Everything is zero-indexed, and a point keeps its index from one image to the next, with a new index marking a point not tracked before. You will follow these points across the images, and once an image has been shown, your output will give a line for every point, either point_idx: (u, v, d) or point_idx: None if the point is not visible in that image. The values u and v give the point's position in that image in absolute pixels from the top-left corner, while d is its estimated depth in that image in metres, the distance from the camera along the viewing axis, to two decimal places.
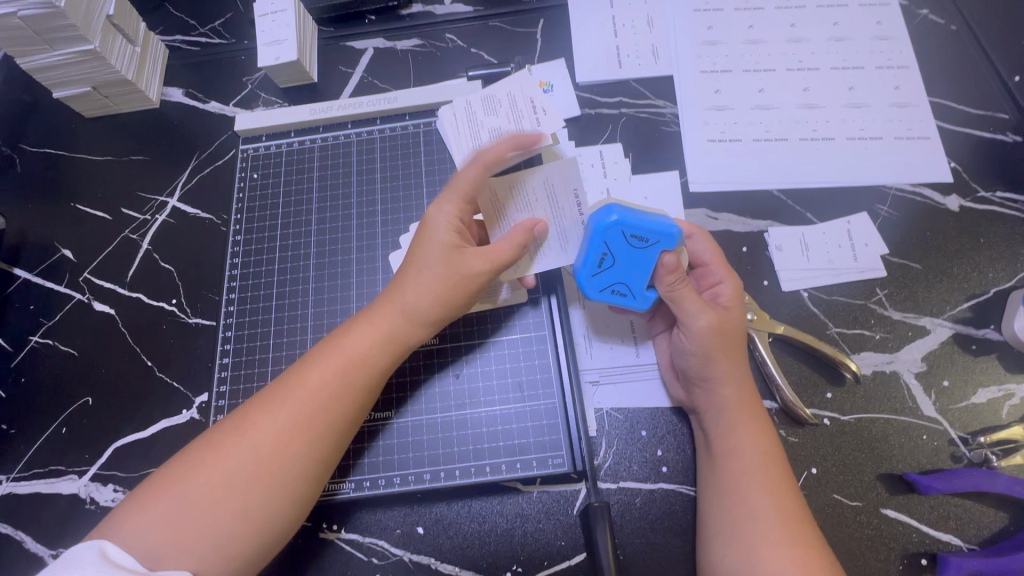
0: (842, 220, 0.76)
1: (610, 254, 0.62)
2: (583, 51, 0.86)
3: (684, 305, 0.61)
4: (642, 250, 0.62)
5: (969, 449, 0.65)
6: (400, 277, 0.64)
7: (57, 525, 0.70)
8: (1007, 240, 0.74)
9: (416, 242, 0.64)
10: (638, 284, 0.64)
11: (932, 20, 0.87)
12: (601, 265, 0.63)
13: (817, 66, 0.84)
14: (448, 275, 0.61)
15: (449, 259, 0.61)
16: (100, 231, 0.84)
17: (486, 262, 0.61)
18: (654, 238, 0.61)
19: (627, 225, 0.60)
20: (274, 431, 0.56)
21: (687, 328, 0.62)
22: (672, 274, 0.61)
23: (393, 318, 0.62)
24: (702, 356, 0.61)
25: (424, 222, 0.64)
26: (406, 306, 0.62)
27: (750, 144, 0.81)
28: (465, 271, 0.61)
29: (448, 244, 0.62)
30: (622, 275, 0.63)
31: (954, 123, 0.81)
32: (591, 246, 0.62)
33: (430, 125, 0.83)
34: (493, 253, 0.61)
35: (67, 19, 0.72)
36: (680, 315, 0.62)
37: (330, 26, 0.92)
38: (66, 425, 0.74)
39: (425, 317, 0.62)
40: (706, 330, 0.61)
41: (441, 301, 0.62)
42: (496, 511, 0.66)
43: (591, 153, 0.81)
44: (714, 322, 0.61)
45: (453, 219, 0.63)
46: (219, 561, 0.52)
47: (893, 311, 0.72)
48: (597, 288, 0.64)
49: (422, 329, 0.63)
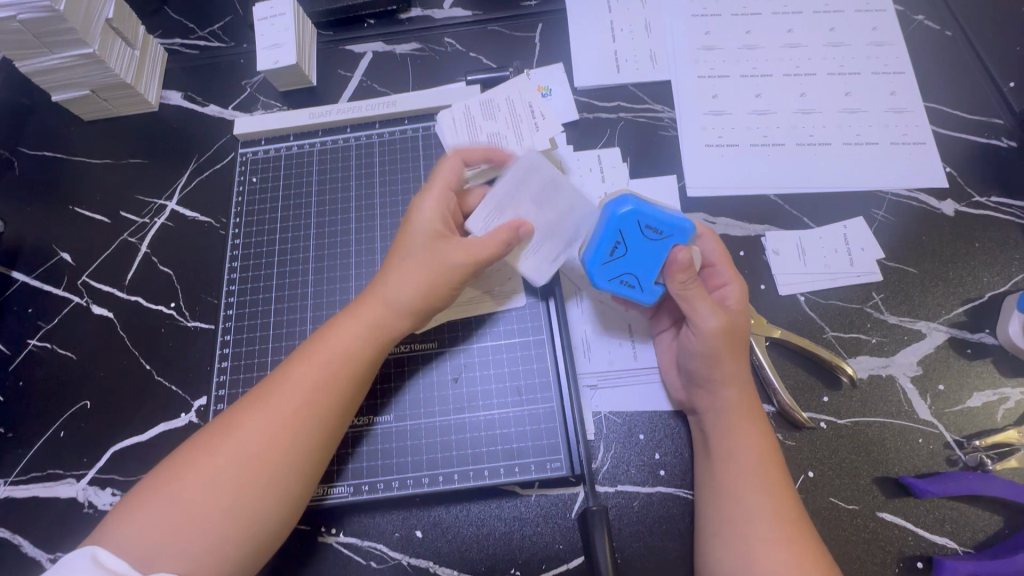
0: (838, 225, 0.76)
1: (623, 242, 0.63)
2: (582, 56, 0.87)
3: (695, 304, 0.61)
4: (654, 243, 0.62)
5: (965, 453, 0.66)
6: (384, 273, 0.64)
7: (55, 529, 0.70)
8: (1001, 245, 0.75)
9: (399, 239, 0.65)
10: (649, 277, 0.63)
11: (927, 26, 0.87)
12: (613, 253, 0.63)
13: (813, 71, 0.85)
14: (431, 269, 0.62)
15: (431, 254, 0.62)
16: (99, 234, 0.84)
17: (465, 256, 0.62)
18: (667, 232, 0.62)
19: (643, 215, 0.62)
20: (262, 428, 0.56)
21: (697, 328, 0.62)
22: (682, 271, 0.61)
23: (379, 313, 0.62)
24: (711, 357, 0.62)
25: (408, 219, 0.66)
26: (391, 301, 0.62)
27: (747, 148, 0.81)
28: (446, 263, 0.62)
29: (430, 239, 0.63)
30: (633, 266, 0.63)
31: (948, 128, 0.81)
32: (604, 233, 0.63)
33: (429, 129, 0.83)
34: (472, 248, 0.62)
35: (67, 23, 0.72)
36: (691, 315, 0.62)
37: (329, 30, 0.92)
38: (63, 429, 0.74)
39: (411, 311, 0.62)
40: (716, 332, 0.61)
41: (426, 295, 0.62)
42: (495, 514, 0.66)
43: (589, 158, 0.81)
44: (724, 323, 0.62)
45: (434, 214, 0.64)
46: (210, 561, 0.52)
47: (889, 315, 0.72)
48: (608, 277, 0.64)
49: (408, 322, 0.63)
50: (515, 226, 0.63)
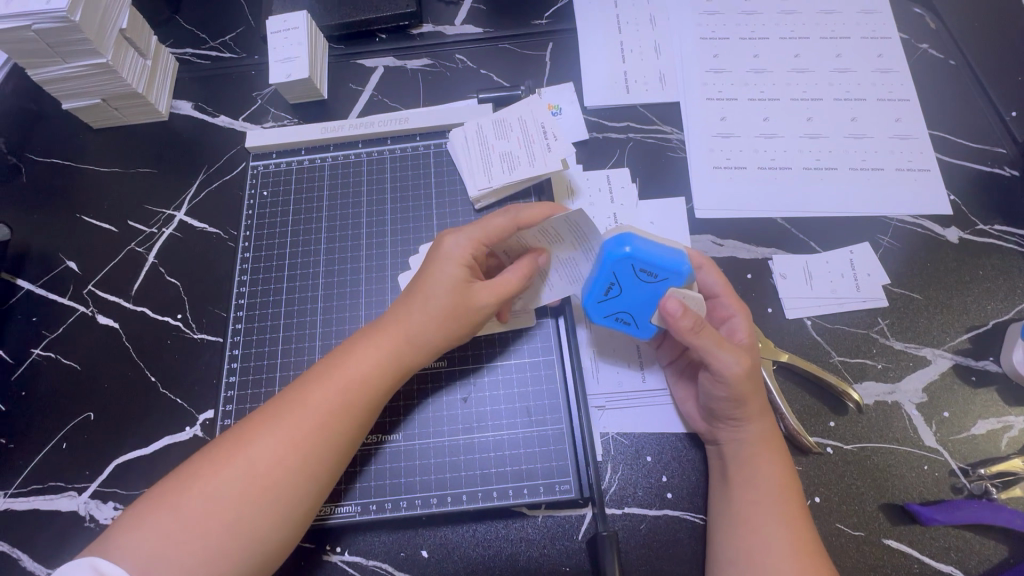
0: (845, 250, 0.77)
1: (618, 284, 0.62)
2: (592, 76, 0.88)
3: (717, 355, 0.59)
4: (650, 285, 0.62)
5: (970, 481, 0.66)
6: (406, 302, 0.63)
7: (54, 543, 0.69)
8: (1005, 274, 0.76)
9: (425, 268, 0.64)
10: (644, 315, 0.65)
11: (931, 54, 0.89)
12: (608, 293, 0.63)
13: (820, 97, 0.86)
14: (459, 307, 0.62)
15: (457, 292, 0.62)
16: (105, 244, 0.84)
17: (494, 295, 0.62)
18: (664, 274, 0.61)
19: (639, 260, 0.60)
20: (274, 446, 0.56)
21: (721, 376, 0.60)
22: (685, 318, 0.59)
23: (399, 341, 0.62)
24: (737, 401, 0.60)
25: (435, 249, 0.64)
26: (413, 334, 0.62)
27: (756, 172, 0.82)
28: (473, 306, 0.62)
29: (458, 277, 0.62)
30: (628, 306, 0.64)
31: (953, 156, 0.82)
32: (599, 274, 0.62)
33: (440, 146, 0.84)
34: (501, 286, 0.62)
35: (81, 33, 0.72)
36: (713, 363, 0.60)
37: (341, 43, 0.93)
38: (66, 441, 0.74)
39: (432, 344, 0.62)
40: (741, 378, 0.60)
41: (448, 330, 0.62)
42: (502, 535, 0.66)
43: (598, 178, 0.82)
44: (748, 366, 0.60)
45: (465, 253, 0.63)
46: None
47: (894, 341, 0.73)
48: (603, 313, 0.66)
49: (426, 358, 0.63)
50: (536, 256, 0.64)
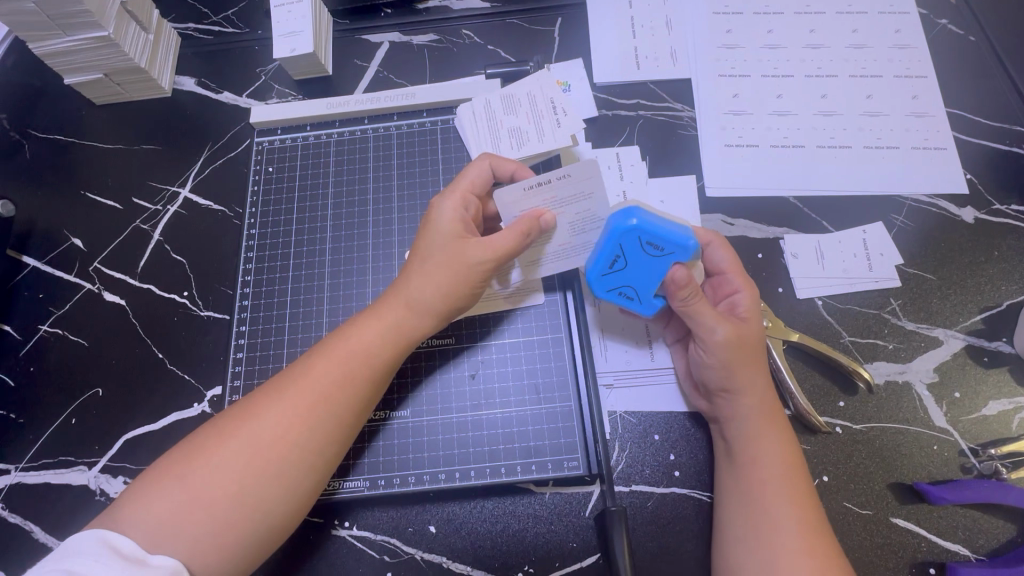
0: (858, 229, 0.76)
1: (623, 256, 0.62)
2: (603, 52, 0.86)
3: (701, 319, 0.61)
4: (655, 259, 0.61)
5: (979, 460, 0.66)
6: (405, 269, 0.64)
7: (65, 516, 0.70)
8: (1020, 255, 0.75)
9: (420, 234, 0.65)
10: (646, 291, 0.64)
11: (951, 30, 0.87)
12: (612, 266, 0.63)
13: (834, 73, 0.84)
14: (450, 264, 0.61)
15: (450, 248, 0.61)
16: (110, 221, 0.83)
17: (484, 250, 0.60)
18: (669, 248, 0.61)
19: (645, 232, 0.60)
20: (276, 418, 0.56)
21: (706, 343, 0.61)
22: (683, 288, 0.60)
23: (402, 313, 0.61)
24: (725, 369, 0.61)
25: (427, 215, 0.65)
26: (411, 296, 0.61)
27: (767, 150, 0.81)
28: (466, 260, 0.60)
29: (450, 234, 0.62)
30: (632, 280, 0.64)
31: (971, 134, 0.81)
32: (605, 247, 0.62)
33: (447, 123, 0.83)
34: (493, 243, 0.60)
35: (81, 5, 0.71)
36: (700, 328, 0.61)
37: (345, 18, 0.91)
38: (75, 416, 0.74)
39: (431, 310, 0.62)
40: (724, 344, 0.60)
41: (443, 288, 0.61)
42: (510, 511, 0.66)
43: (608, 155, 0.80)
44: (732, 334, 0.61)
45: (454, 212, 0.63)
46: (211, 545, 0.51)
47: (906, 322, 0.72)
48: (606, 288, 0.65)
49: (425, 322, 0.62)
50: (539, 222, 0.61)
